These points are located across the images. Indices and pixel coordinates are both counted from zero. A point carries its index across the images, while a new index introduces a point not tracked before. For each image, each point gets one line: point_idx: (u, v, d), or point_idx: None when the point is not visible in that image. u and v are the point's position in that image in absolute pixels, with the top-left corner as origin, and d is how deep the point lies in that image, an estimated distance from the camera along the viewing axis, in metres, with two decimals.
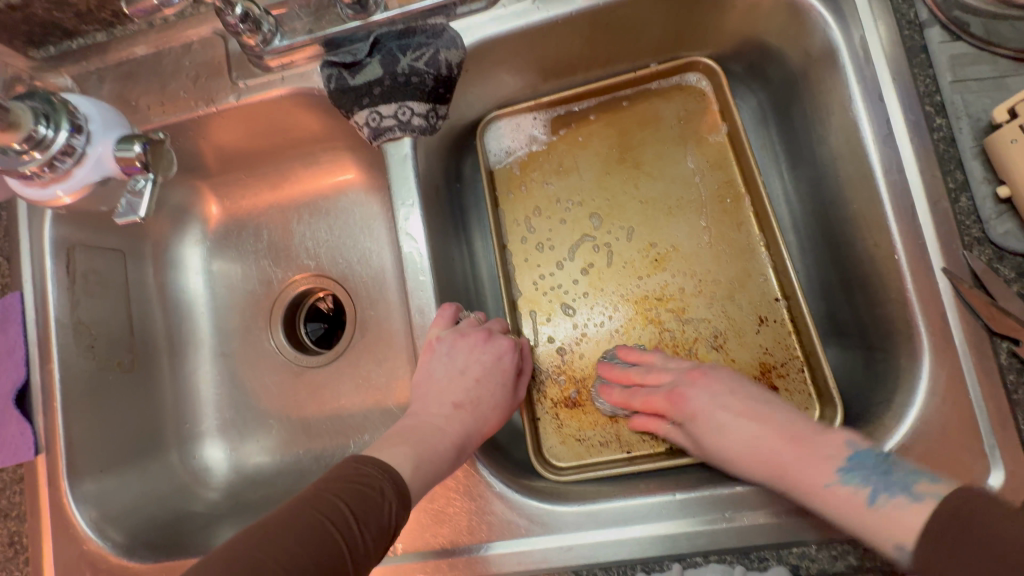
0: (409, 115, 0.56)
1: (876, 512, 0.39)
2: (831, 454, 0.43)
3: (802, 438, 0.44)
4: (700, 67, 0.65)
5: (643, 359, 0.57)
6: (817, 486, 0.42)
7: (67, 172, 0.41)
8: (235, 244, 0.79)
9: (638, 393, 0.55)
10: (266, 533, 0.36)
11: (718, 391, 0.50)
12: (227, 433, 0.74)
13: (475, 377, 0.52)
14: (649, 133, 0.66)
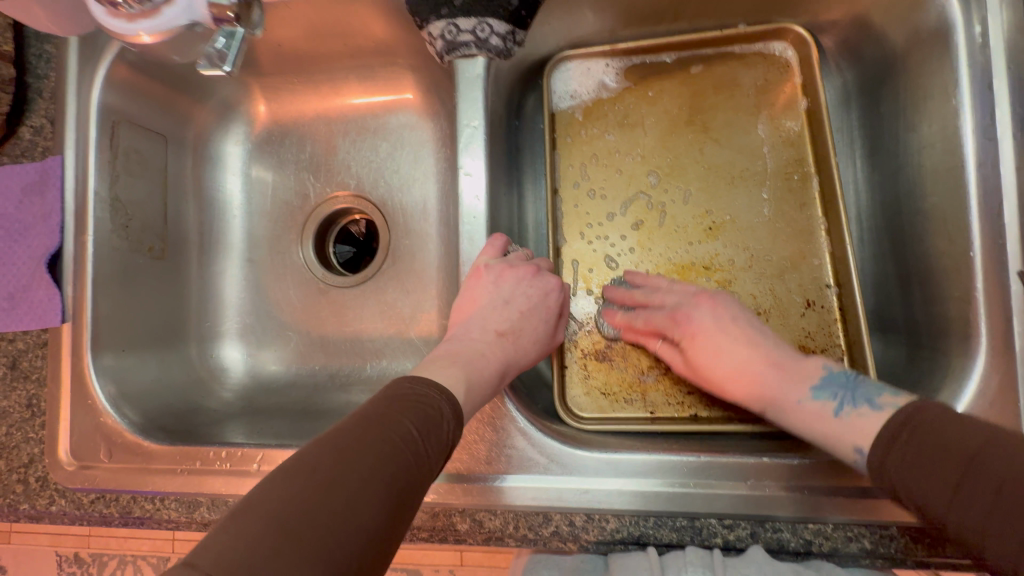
0: (488, 33, 0.53)
1: (841, 421, 0.43)
2: (809, 375, 0.46)
3: (783, 364, 0.47)
4: (790, 36, 0.62)
5: (648, 282, 0.58)
6: (790, 402, 0.46)
7: (158, 10, 0.42)
8: (276, 150, 0.77)
9: (640, 315, 0.56)
10: (338, 446, 0.35)
11: (719, 314, 0.52)
12: (247, 337, 0.74)
13: (520, 310, 0.52)
14: (723, 98, 0.64)
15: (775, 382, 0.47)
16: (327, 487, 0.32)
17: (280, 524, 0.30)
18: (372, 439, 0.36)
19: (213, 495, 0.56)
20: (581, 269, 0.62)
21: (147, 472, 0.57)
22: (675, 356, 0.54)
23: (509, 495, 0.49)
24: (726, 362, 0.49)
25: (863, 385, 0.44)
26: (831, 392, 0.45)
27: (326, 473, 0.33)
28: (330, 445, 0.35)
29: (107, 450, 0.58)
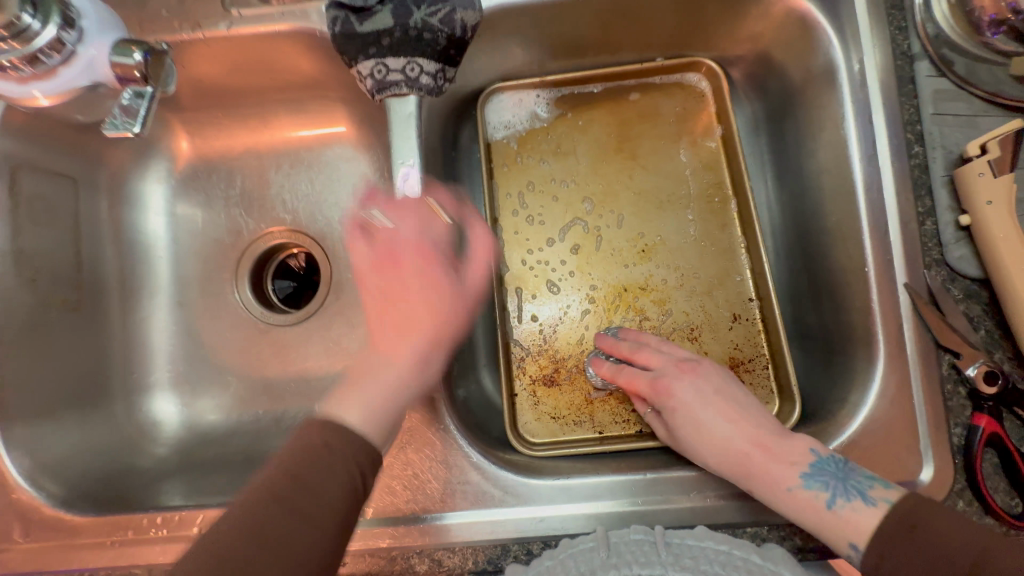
0: (418, 72, 0.54)
1: (834, 514, 0.43)
2: (796, 460, 0.45)
3: (781, 449, 0.46)
4: (703, 69, 0.67)
5: (639, 338, 0.57)
6: (781, 488, 0.45)
7: (54, 71, 0.42)
8: (203, 187, 0.73)
9: (626, 370, 0.55)
10: (242, 511, 0.41)
11: (701, 389, 0.50)
12: (181, 386, 0.70)
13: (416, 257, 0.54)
14: (648, 127, 0.68)
15: (767, 465, 0.45)
16: (259, 538, 0.40)
17: (251, 554, 0.39)
18: (290, 513, 0.41)
19: (149, 565, 0.52)
20: (525, 296, 0.63)
21: (72, 548, 0.53)
22: (659, 424, 0.53)
23: (465, 532, 0.50)
24: (716, 445, 0.47)
25: (853, 475, 0.45)
26: (822, 480, 0.45)
27: (248, 523, 0.40)
28: (240, 519, 0.41)
29: (24, 528, 0.54)
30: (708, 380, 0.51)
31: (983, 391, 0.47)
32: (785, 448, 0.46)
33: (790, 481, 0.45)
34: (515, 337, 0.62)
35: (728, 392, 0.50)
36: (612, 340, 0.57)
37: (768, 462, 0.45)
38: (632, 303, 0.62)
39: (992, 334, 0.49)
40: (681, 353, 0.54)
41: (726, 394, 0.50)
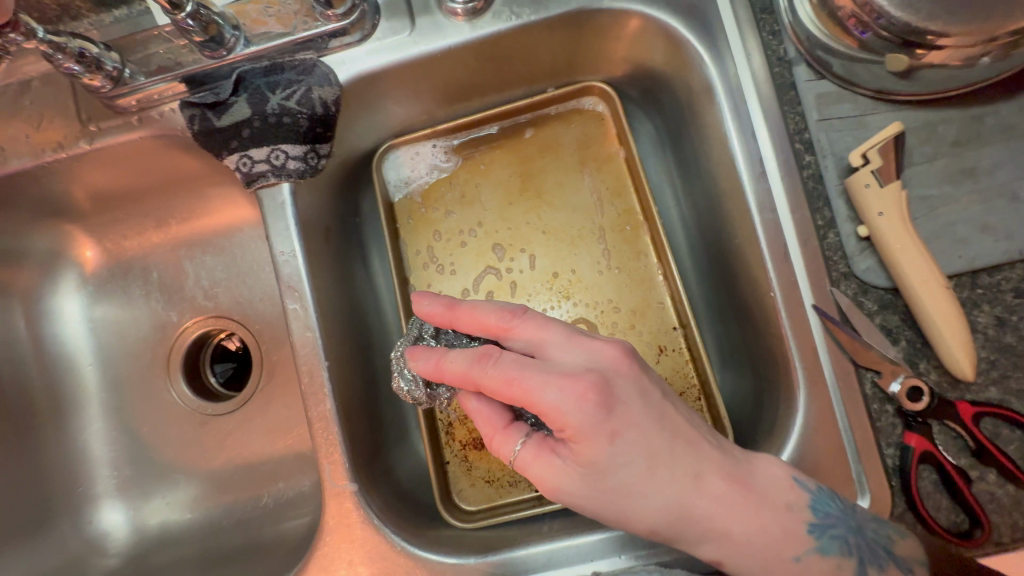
0: (283, 159, 0.53)
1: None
2: (791, 504, 0.43)
3: (716, 464, 0.43)
4: (595, 92, 0.63)
5: (507, 337, 0.45)
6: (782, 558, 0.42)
7: None
8: (121, 288, 0.73)
9: (498, 364, 0.43)
10: None
11: (641, 397, 0.42)
12: (129, 491, 0.70)
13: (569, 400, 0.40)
14: (550, 160, 0.65)
15: (718, 512, 0.42)
16: None
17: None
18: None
19: None
20: None
21: None
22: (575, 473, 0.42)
23: None
24: (642, 495, 0.42)
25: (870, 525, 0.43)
26: (835, 535, 0.43)
27: None
28: None
29: None
30: (628, 404, 0.42)
31: (911, 409, 0.44)
32: (690, 452, 0.42)
33: (735, 512, 0.42)
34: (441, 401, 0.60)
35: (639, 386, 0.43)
36: (465, 364, 0.44)
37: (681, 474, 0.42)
38: None
39: (914, 344, 0.45)
40: (571, 358, 0.43)
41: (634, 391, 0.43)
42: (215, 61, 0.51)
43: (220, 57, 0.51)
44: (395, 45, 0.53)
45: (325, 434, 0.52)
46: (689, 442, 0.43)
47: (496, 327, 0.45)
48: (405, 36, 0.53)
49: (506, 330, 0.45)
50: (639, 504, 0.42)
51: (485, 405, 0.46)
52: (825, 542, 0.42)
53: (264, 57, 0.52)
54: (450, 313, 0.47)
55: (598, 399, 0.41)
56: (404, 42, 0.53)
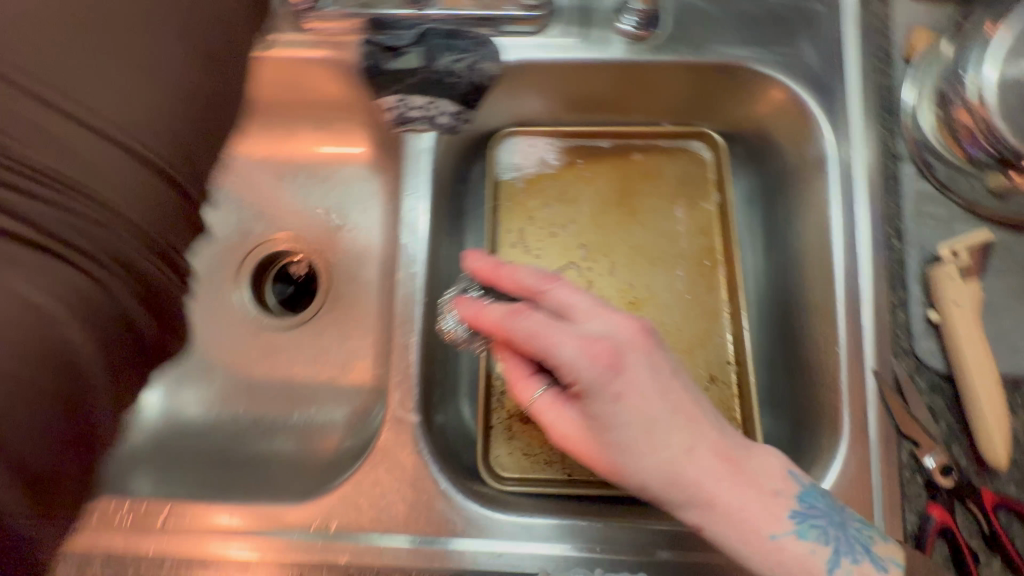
0: (438, 112, 0.58)
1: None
2: (778, 492, 0.44)
3: (712, 442, 0.44)
4: (706, 139, 0.70)
5: (538, 296, 0.50)
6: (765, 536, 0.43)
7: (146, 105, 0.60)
8: (220, 187, 0.76)
9: (522, 318, 0.48)
10: None
11: (651, 367, 0.45)
12: (172, 376, 0.72)
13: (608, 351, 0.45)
14: (649, 186, 0.71)
15: (710, 481, 0.43)
16: None
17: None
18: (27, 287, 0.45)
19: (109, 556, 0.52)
20: None
21: None
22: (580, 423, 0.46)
23: (424, 559, 0.50)
24: (643, 453, 0.44)
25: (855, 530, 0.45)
26: (815, 524, 0.44)
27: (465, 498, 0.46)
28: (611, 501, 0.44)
29: None
30: (637, 371, 0.44)
31: (939, 483, 0.49)
32: (690, 429, 0.44)
33: (724, 488, 0.43)
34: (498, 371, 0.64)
35: (654, 359, 0.45)
36: (499, 315, 0.49)
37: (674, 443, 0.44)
38: None
39: (953, 429, 0.50)
40: (591, 324, 0.47)
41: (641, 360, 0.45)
42: (409, 11, 0.57)
43: (413, 10, 0.57)
44: (561, 45, 0.58)
45: (403, 363, 0.55)
46: (690, 417, 0.44)
47: (531, 288, 0.50)
48: (573, 40, 0.58)
49: (539, 288, 0.50)
50: (638, 463, 0.44)
51: (519, 358, 0.51)
52: (804, 527, 0.44)
53: (448, 22, 0.57)
54: (493, 269, 0.53)
55: (608, 360, 0.44)
56: (570, 45, 0.58)
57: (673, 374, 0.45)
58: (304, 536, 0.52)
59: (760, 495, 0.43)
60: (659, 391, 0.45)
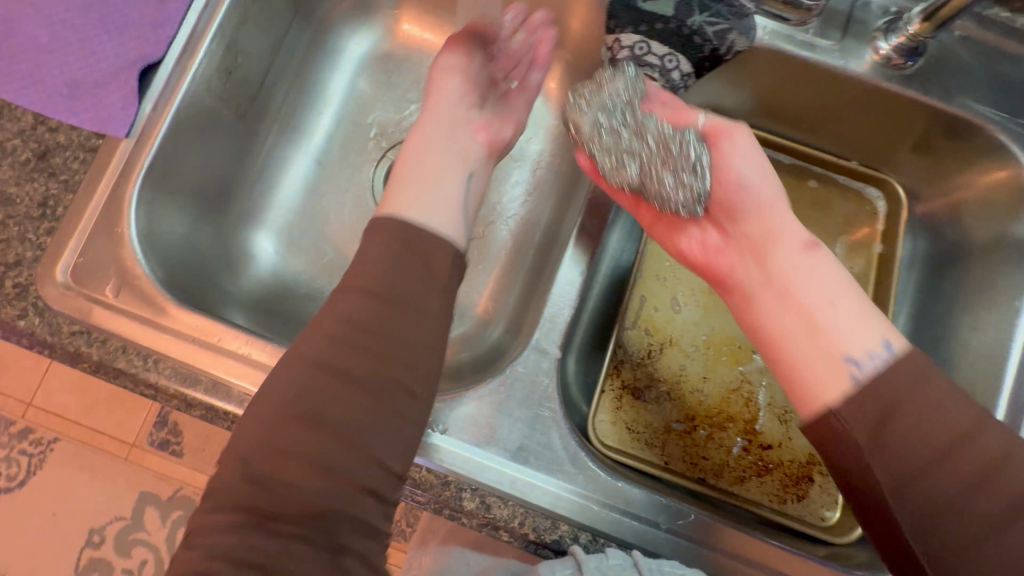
0: (673, 67, 0.58)
1: (843, 371, 0.42)
2: (858, 345, 0.42)
3: (814, 286, 0.46)
4: (886, 189, 0.69)
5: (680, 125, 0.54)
6: (831, 358, 0.43)
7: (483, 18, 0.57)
8: (391, 66, 0.73)
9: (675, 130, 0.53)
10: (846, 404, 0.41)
11: (771, 205, 0.51)
12: (287, 231, 0.68)
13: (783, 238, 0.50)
14: (816, 215, 0.69)
15: (792, 301, 0.46)
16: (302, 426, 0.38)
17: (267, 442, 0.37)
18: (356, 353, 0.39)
19: (215, 381, 0.50)
20: (647, 308, 0.63)
21: (152, 328, 0.51)
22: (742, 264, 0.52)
23: (524, 490, 0.49)
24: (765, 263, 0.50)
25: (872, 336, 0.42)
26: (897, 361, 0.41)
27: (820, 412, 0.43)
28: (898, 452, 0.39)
29: (116, 286, 0.51)
30: (753, 218, 0.51)
31: None
32: (758, 228, 0.51)
33: (789, 315, 0.46)
34: (623, 340, 0.62)
35: (733, 173, 0.52)
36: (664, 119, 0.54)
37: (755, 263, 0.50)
38: (738, 359, 0.62)
39: None
40: (749, 170, 0.51)
41: (747, 190, 0.51)
42: None
43: None
44: (817, 46, 0.56)
45: (558, 297, 0.54)
46: (809, 263, 0.47)
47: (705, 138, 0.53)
48: (831, 45, 0.56)
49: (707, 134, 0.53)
50: (776, 263, 0.49)
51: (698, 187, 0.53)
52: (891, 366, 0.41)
53: None
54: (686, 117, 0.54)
55: (726, 211, 0.53)
56: (825, 49, 0.56)
57: (773, 199, 0.51)
58: None
59: (768, 272, 0.49)
60: (754, 205, 0.51)
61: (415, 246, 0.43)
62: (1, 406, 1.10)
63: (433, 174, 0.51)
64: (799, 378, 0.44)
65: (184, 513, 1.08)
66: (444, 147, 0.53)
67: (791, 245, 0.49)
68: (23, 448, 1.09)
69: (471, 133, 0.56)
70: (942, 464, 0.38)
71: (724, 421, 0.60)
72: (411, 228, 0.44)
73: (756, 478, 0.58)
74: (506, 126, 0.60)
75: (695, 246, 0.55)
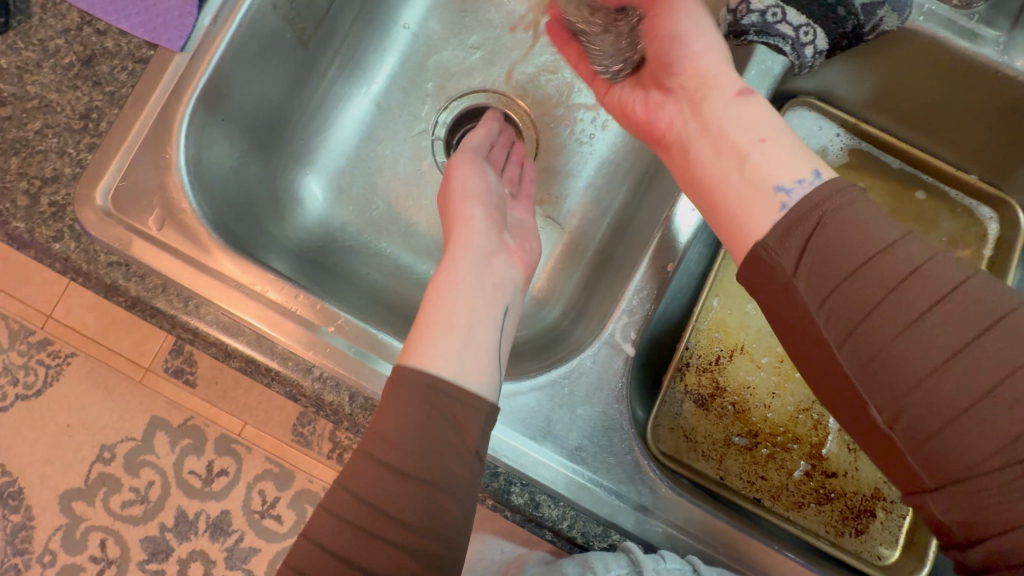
0: (808, 42, 0.49)
1: (764, 210, 0.38)
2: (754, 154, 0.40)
3: (731, 131, 0.41)
4: (1005, 211, 0.61)
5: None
6: (737, 198, 0.39)
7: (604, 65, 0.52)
8: (468, 5, 0.66)
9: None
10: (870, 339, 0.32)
11: (699, 43, 0.44)
12: (338, 177, 0.63)
13: (757, 135, 0.40)
14: (919, 230, 0.62)
15: (695, 138, 0.43)
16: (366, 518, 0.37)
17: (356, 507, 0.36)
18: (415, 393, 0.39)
19: (258, 334, 0.46)
20: (721, 310, 0.58)
21: (197, 270, 0.46)
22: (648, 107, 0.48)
23: (578, 492, 0.45)
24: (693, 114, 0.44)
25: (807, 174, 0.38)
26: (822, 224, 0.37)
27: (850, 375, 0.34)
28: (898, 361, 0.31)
29: (161, 218, 0.46)
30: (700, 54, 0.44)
31: None
32: (692, 76, 0.44)
33: (707, 157, 0.42)
34: (691, 341, 0.57)
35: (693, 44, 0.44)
36: None
37: (690, 117, 0.44)
38: None
39: None
40: (694, 21, 0.44)
41: (677, 46, 0.44)
42: None
43: None
44: (977, 36, 0.48)
45: (639, 289, 0.48)
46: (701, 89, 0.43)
47: None
48: (994, 37, 0.48)
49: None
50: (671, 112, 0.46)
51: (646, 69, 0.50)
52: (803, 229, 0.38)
53: None
54: None
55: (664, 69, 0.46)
56: (986, 41, 0.48)
57: (706, 47, 0.44)
58: None
59: (703, 124, 0.43)
60: (702, 68, 0.44)
61: (443, 409, 0.38)
62: (22, 315, 1.08)
63: (458, 319, 0.42)
64: (739, 216, 0.39)
65: (193, 442, 1.08)
66: (468, 274, 0.45)
67: (723, 92, 0.43)
68: (40, 358, 1.08)
69: (503, 254, 0.49)
70: (943, 368, 0.30)
71: (789, 441, 0.56)
72: (439, 389, 0.39)
73: (815, 505, 0.54)
74: (533, 240, 0.54)
75: (639, 104, 0.49)
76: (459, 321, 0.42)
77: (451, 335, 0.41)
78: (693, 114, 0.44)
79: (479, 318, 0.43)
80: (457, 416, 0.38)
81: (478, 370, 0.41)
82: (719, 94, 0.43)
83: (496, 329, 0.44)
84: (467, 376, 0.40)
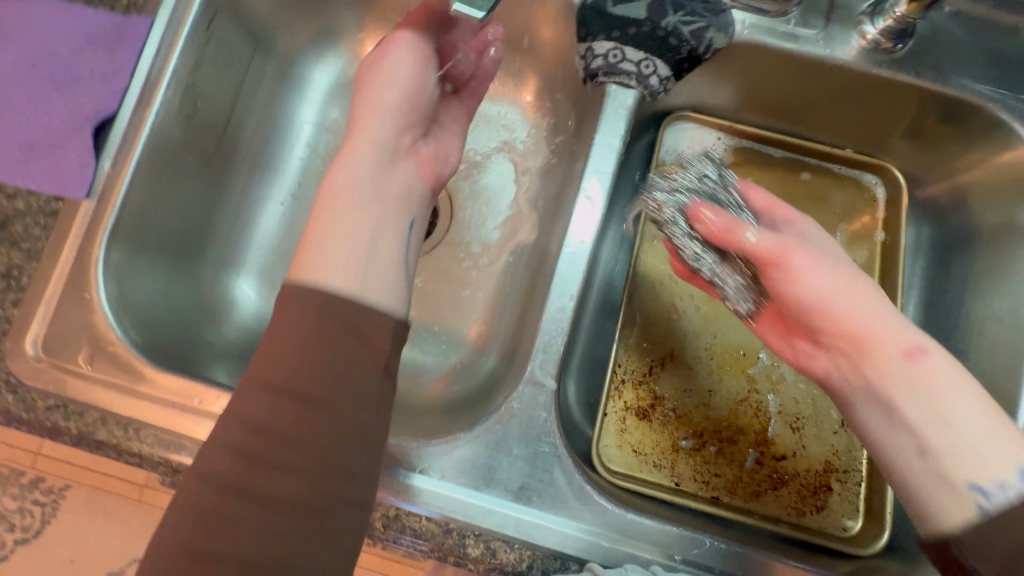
0: (650, 72, 0.53)
1: (961, 490, 0.37)
2: (980, 466, 0.37)
3: (922, 408, 0.39)
4: (886, 175, 0.66)
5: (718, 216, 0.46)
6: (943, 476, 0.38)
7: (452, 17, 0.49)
8: None
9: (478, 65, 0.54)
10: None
11: (824, 276, 0.44)
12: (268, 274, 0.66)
13: (953, 421, 0.38)
14: (812, 209, 0.66)
15: (852, 392, 0.43)
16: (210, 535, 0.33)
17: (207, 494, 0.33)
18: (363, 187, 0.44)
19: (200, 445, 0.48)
20: (644, 322, 0.61)
21: (130, 396, 0.48)
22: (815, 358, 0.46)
23: (529, 532, 0.47)
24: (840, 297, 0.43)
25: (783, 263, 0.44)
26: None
27: None
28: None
29: (90, 355, 0.49)
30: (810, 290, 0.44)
31: None
32: (842, 335, 0.43)
33: (879, 433, 0.42)
34: (622, 360, 0.60)
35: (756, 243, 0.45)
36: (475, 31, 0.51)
37: (850, 370, 0.43)
38: (745, 368, 0.60)
39: None
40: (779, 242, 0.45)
41: (815, 311, 0.44)
42: None
43: None
44: (796, 35, 0.53)
45: (549, 325, 0.51)
46: (860, 349, 0.42)
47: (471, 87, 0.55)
48: (811, 32, 0.53)
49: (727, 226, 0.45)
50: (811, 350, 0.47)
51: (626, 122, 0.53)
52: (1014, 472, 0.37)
53: None
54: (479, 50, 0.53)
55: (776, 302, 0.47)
56: (805, 37, 0.53)
57: (812, 266, 0.44)
58: (408, 475, 0.48)
59: (865, 381, 0.42)
60: (861, 331, 0.42)
61: (330, 317, 0.37)
62: (10, 459, 1.09)
63: (342, 227, 0.42)
64: (920, 498, 0.39)
65: None
66: (362, 178, 0.44)
67: (888, 354, 0.41)
68: (34, 498, 1.08)
69: (404, 161, 0.48)
70: None
71: (734, 434, 0.58)
72: (333, 299, 0.38)
73: (772, 491, 0.56)
74: (450, 149, 0.53)
75: (771, 333, 0.50)
76: (359, 231, 0.42)
77: (342, 249, 0.41)
78: (853, 369, 0.43)
79: (370, 248, 0.42)
80: (367, 336, 0.38)
81: (388, 291, 0.41)
82: (885, 356, 0.41)
83: (396, 241, 0.44)
84: (369, 293, 0.40)
